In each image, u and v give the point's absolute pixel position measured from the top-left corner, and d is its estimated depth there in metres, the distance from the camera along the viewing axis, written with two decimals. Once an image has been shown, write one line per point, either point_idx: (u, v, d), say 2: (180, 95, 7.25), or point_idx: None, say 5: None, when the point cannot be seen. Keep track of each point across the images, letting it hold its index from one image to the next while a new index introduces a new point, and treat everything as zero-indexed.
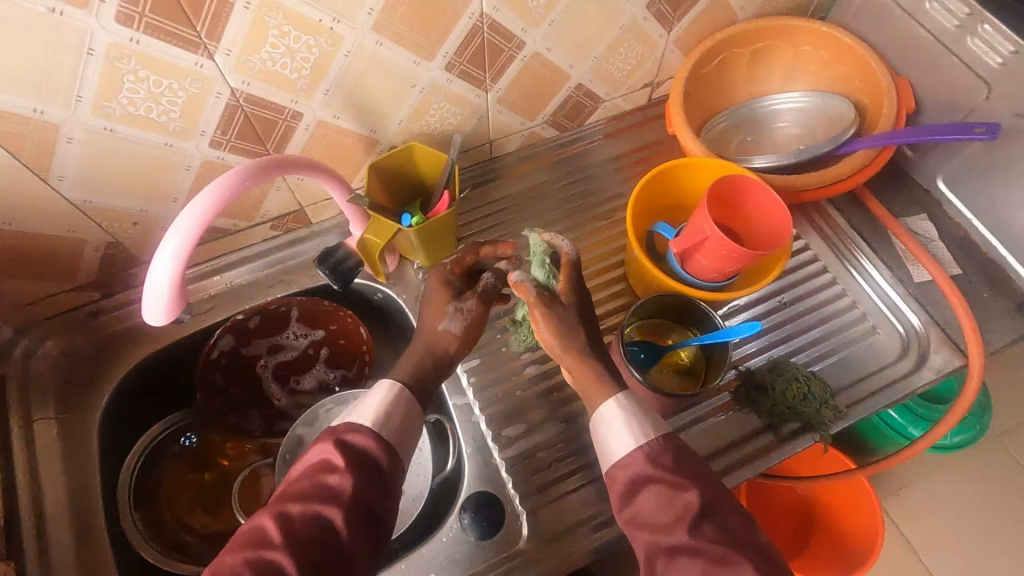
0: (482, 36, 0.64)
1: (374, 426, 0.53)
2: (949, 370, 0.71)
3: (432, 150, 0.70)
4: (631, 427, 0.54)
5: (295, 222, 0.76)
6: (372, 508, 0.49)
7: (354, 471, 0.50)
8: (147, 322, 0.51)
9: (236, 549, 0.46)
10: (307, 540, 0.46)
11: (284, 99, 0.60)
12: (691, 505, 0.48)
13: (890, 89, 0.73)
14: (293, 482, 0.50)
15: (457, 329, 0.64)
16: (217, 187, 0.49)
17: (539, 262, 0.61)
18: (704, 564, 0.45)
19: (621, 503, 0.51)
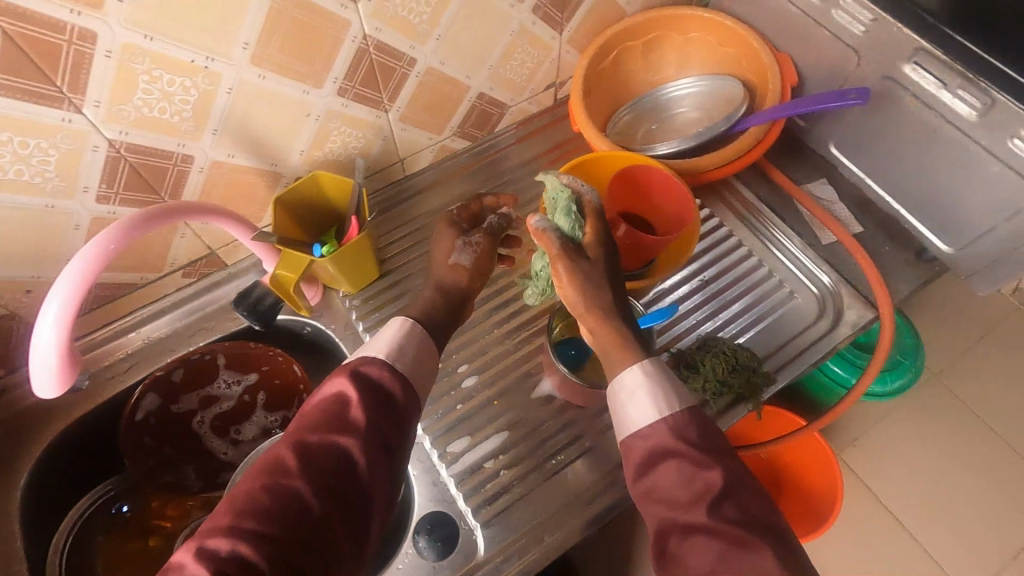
0: (370, 58, 0.64)
1: (387, 358, 0.56)
2: (863, 323, 0.75)
3: (337, 177, 0.69)
4: (652, 395, 0.54)
5: (209, 266, 0.74)
6: (387, 437, 0.51)
7: (369, 401, 0.52)
8: (40, 393, 0.49)
9: (257, 471, 0.48)
10: (324, 465, 0.48)
11: (169, 144, 0.58)
12: (712, 485, 0.48)
13: (773, 65, 0.77)
14: (310, 410, 0.52)
15: (467, 261, 0.67)
16: (98, 242, 0.47)
17: (564, 211, 0.60)
18: (720, 544, 0.45)
19: (637, 475, 0.52)
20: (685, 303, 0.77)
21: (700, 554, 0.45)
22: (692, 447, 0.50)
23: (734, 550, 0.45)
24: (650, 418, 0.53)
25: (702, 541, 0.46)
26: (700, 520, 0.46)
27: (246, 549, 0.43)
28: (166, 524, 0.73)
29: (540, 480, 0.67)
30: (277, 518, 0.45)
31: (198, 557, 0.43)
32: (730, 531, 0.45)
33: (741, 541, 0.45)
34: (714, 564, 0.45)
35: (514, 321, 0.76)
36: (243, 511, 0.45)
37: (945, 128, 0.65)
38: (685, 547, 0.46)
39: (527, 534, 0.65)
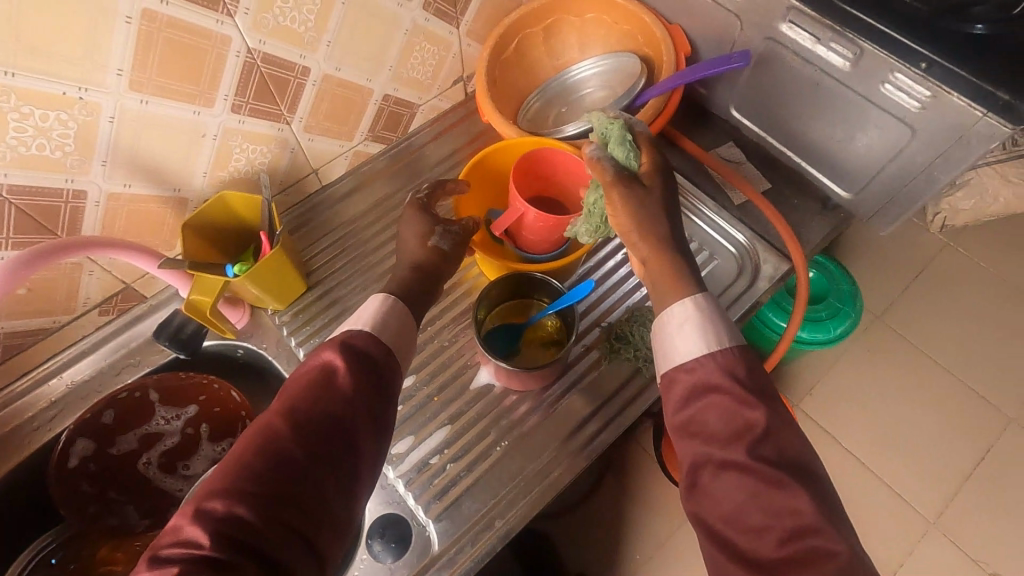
0: (260, 71, 0.63)
1: (370, 329, 0.55)
2: (779, 275, 0.79)
3: (245, 194, 0.68)
4: (700, 329, 0.55)
5: (127, 301, 0.72)
6: (375, 402, 0.50)
7: (356, 368, 0.51)
8: None
9: (245, 437, 0.46)
10: (314, 428, 0.47)
11: (57, 181, 0.56)
12: (754, 424, 0.48)
13: (665, 38, 0.79)
14: (295, 379, 0.50)
15: (446, 246, 0.68)
16: None
17: (621, 142, 0.64)
18: (754, 483, 0.45)
19: (679, 406, 0.52)
20: (612, 277, 0.79)
21: (731, 490, 0.46)
22: (737, 384, 0.51)
23: (769, 489, 0.45)
24: (697, 350, 0.54)
25: (737, 477, 0.46)
26: (735, 456, 0.47)
27: (243, 510, 0.42)
28: (117, 568, 0.68)
29: (488, 467, 0.68)
30: (269, 478, 0.44)
31: (195, 520, 0.41)
32: (766, 471, 0.46)
33: (779, 481, 0.45)
34: (744, 502, 0.45)
35: (447, 316, 0.77)
36: (234, 476, 0.43)
37: (825, 81, 0.69)
38: (718, 482, 0.47)
39: (479, 522, 0.66)
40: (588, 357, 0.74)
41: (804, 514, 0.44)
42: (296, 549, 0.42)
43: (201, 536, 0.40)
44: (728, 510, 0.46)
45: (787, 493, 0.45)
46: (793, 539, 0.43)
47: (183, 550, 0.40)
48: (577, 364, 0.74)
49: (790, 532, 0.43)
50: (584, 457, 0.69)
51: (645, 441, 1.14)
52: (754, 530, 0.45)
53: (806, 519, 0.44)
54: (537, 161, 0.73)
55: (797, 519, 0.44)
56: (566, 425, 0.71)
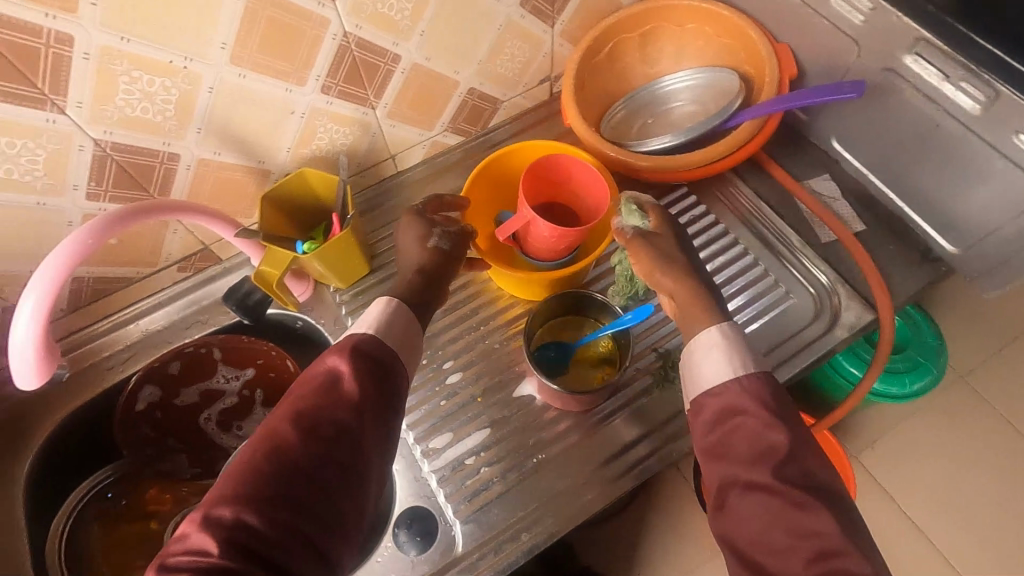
0: (353, 55, 0.64)
1: (374, 333, 0.54)
2: (861, 326, 0.73)
3: (324, 173, 0.70)
4: (727, 355, 0.55)
5: (203, 261, 0.75)
6: (380, 407, 0.51)
7: (361, 372, 0.51)
8: (20, 386, 0.52)
9: (252, 443, 0.47)
10: (320, 433, 0.47)
11: (155, 143, 0.59)
12: (777, 447, 0.49)
13: (770, 57, 0.74)
14: (300, 385, 0.51)
15: (446, 245, 0.65)
16: (64, 249, 0.49)
17: (630, 211, 0.65)
18: (780, 503, 0.46)
19: (708, 430, 0.53)
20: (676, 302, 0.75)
21: (756, 510, 0.47)
22: (762, 408, 0.51)
23: (792, 509, 0.46)
24: (723, 376, 0.54)
25: (760, 498, 0.47)
26: (760, 478, 0.48)
27: (251, 517, 0.43)
28: (163, 508, 0.75)
29: (521, 477, 0.67)
30: (276, 486, 0.44)
31: (203, 527, 0.43)
32: (789, 492, 0.46)
33: (800, 503, 0.46)
34: (769, 522, 0.46)
35: (500, 318, 0.76)
36: (242, 484, 0.44)
37: (946, 122, 0.63)
38: (742, 502, 0.48)
39: (505, 532, 0.65)
40: (639, 382, 0.72)
41: (826, 536, 0.44)
42: (303, 554, 0.43)
43: (210, 544, 0.42)
44: (753, 532, 0.47)
45: (810, 514, 0.45)
46: (819, 560, 0.44)
47: (193, 558, 0.41)
48: (627, 387, 0.72)
49: (816, 553, 0.44)
50: (621, 484, 0.67)
51: (686, 470, 1.09)
52: (780, 551, 0.45)
53: (831, 541, 0.44)
54: (550, 168, 0.71)
55: (819, 542, 0.44)
56: (606, 449, 0.69)
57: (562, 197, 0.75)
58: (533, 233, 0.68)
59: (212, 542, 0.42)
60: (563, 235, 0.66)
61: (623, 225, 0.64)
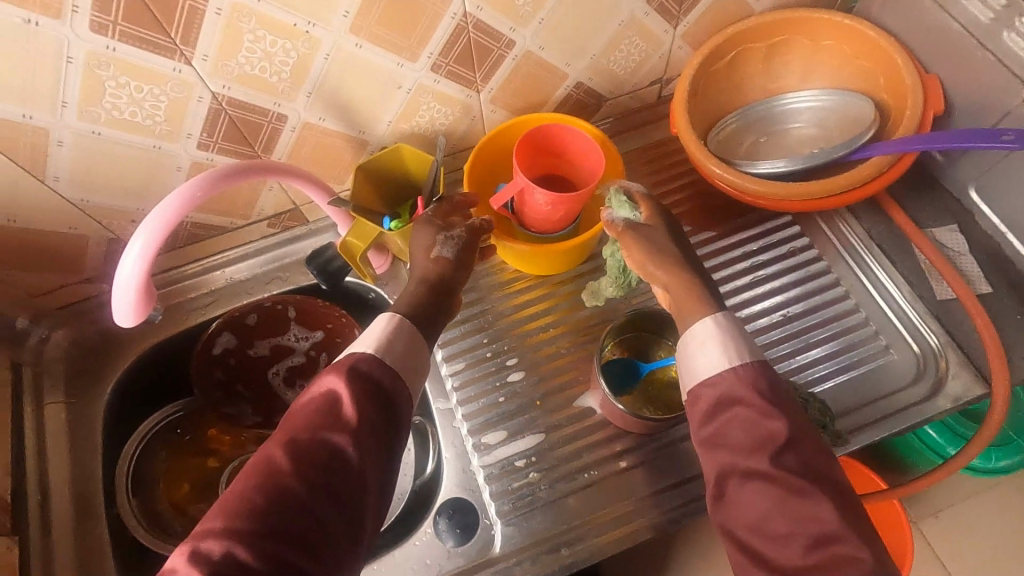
0: (468, 37, 0.62)
1: (374, 353, 0.53)
2: (967, 399, 0.66)
3: (419, 151, 0.69)
4: (722, 346, 0.51)
5: (291, 220, 0.77)
6: (380, 432, 0.49)
7: (361, 398, 0.50)
8: (119, 319, 0.55)
9: (246, 472, 0.46)
10: (315, 462, 0.46)
11: (267, 102, 0.60)
12: (776, 434, 0.46)
13: (916, 88, 0.67)
14: (298, 410, 0.50)
15: (450, 254, 0.64)
16: (174, 200, 0.51)
17: (619, 203, 0.61)
18: (779, 491, 0.44)
19: (702, 421, 0.49)
20: (761, 337, 0.70)
21: (758, 498, 0.44)
22: (760, 396, 0.48)
23: (792, 497, 0.43)
24: (718, 367, 0.51)
25: (759, 485, 0.44)
26: (759, 466, 0.45)
27: (241, 551, 0.42)
28: (222, 448, 0.80)
29: (569, 490, 0.66)
30: (269, 518, 0.44)
31: (191, 561, 0.42)
32: (789, 479, 0.44)
33: (800, 489, 0.43)
34: (769, 509, 0.44)
35: (571, 324, 0.74)
36: (234, 514, 0.44)
37: None
38: (741, 491, 0.45)
39: (548, 542, 0.64)
40: None
41: (826, 523, 0.42)
42: None
43: None
44: (753, 519, 0.44)
45: (809, 500, 0.43)
46: (818, 547, 0.42)
47: None
48: None
49: (815, 539, 0.42)
50: (672, 516, 0.65)
51: None
52: (778, 537, 0.43)
53: (829, 526, 0.42)
54: (541, 137, 0.68)
55: (819, 526, 0.42)
56: (659, 477, 0.66)
57: (563, 169, 0.72)
58: (528, 202, 0.66)
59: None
60: (558, 202, 0.64)
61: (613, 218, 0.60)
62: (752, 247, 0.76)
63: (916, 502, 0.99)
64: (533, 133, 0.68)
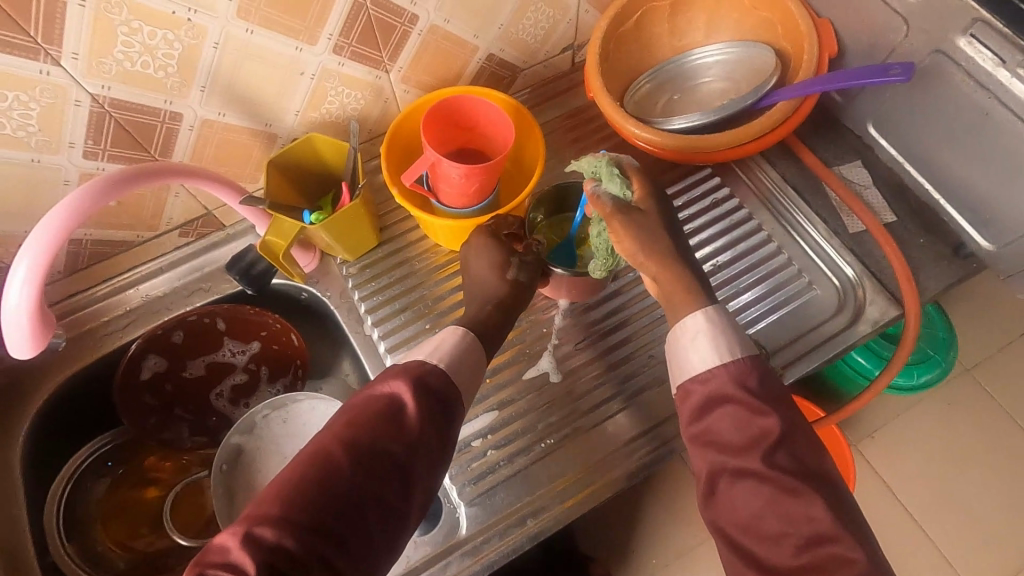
0: (367, 14, 0.60)
1: (442, 366, 0.53)
2: (885, 321, 0.71)
3: (333, 139, 0.67)
4: (713, 341, 0.53)
5: (206, 226, 0.72)
6: (436, 445, 0.50)
7: (426, 409, 0.50)
8: (12, 353, 0.50)
9: (303, 459, 0.46)
10: (373, 463, 0.46)
11: (156, 101, 0.56)
12: (769, 431, 0.48)
13: (810, 32, 0.70)
14: (362, 406, 0.49)
15: (524, 279, 0.63)
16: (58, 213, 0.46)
17: (609, 176, 0.59)
18: (770, 491, 0.46)
19: (692, 418, 0.52)
20: None
21: (751, 498, 0.46)
22: (751, 393, 0.50)
23: (785, 497, 0.45)
24: (710, 362, 0.52)
25: (753, 485, 0.46)
26: (751, 465, 0.47)
27: (290, 542, 0.42)
28: (163, 476, 0.75)
29: (530, 461, 0.66)
30: (322, 511, 0.44)
31: (242, 545, 0.41)
32: (781, 479, 0.46)
33: (795, 490, 0.45)
34: (761, 510, 0.46)
35: None
36: (288, 503, 0.43)
37: (999, 112, 0.61)
38: (733, 490, 0.47)
39: (515, 514, 0.64)
40: (653, 369, 0.70)
41: (819, 522, 0.44)
42: None
43: (245, 565, 0.40)
44: (743, 519, 0.46)
45: (804, 502, 0.45)
46: (811, 547, 0.44)
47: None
48: (640, 375, 0.70)
49: (806, 540, 0.44)
50: (631, 473, 0.66)
51: None
52: (769, 539, 0.45)
53: (823, 527, 0.44)
54: (448, 109, 0.67)
55: (813, 527, 0.44)
56: (615, 437, 0.68)
57: (477, 143, 0.71)
58: (443, 178, 0.65)
59: (249, 561, 0.40)
60: (475, 173, 0.63)
61: (600, 192, 0.58)
62: (677, 203, 0.78)
63: (853, 426, 1.06)
64: (439, 106, 0.66)
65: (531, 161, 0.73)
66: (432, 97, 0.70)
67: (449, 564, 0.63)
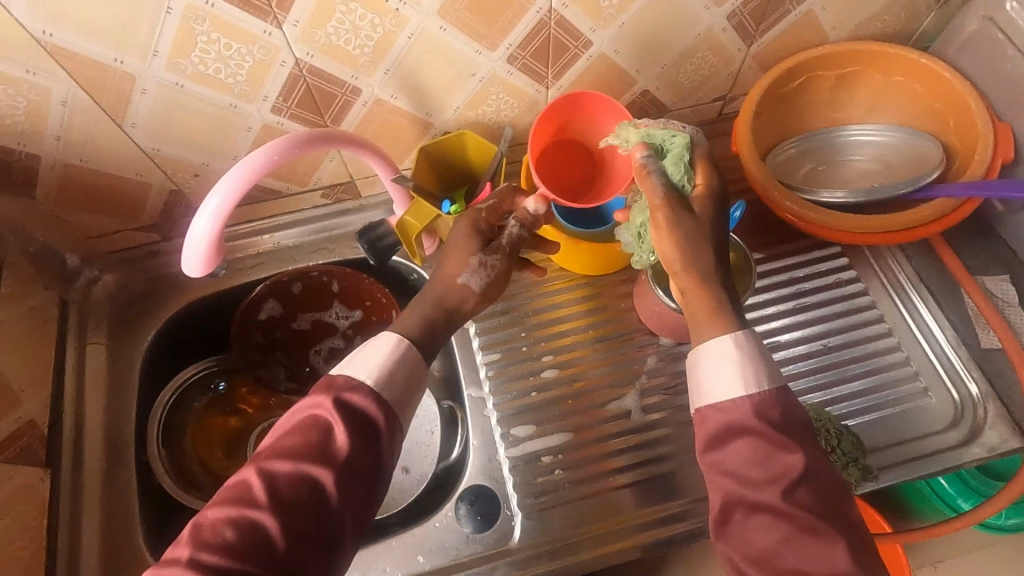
0: (548, 32, 0.63)
1: (373, 383, 0.51)
2: (1002, 451, 0.66)
3: (484, 141, 0.70)
4: (739, 368, 0.49)
5: (345, 193, 0.78)
6: (364, 471, 0.49)
7: (352, 433, 0.49)
8: (186, 272, 0.55)
9: (224, 497, 0.47)
10: (290, 498, 0.46)
11: (345, 74, 0.61)
12: (790, 469, 0.45)
13: (988, 134, 0.68)
14: (286, 435, 0.49)
15: (478, 285, 0.59)
16: (243, 169, 0.51)
17: (676, 158, 0.57)
18: (787, 527, 0.43)
19: (708, 446, 0.48)
20: (799, 364, 0.71)
21: (767, 531, 0.44)
22: (771, 428, 0.47)
23: (804, 536, 0.43)
24: (732, 393, 0.49)
25: (768, 520, 0.44)
26: (770, 501, 0.45)
27: None
28: (249, 410, 0.82)
29: (592, 491, 0.67)
30: (238, 552, 0.44)
31: None
32: (802, 517, 0.44)
33: (812, 528, 0.44)
34: (777, 545, 0.44)
35: (611, 329, 0.75)
36: (203, 543, 0.44)
37: None
38: (747, 524, 0.45)
39: (567, 539, 0.65)
40: None
41: (837, 567, 0.42)
42: None
43: None
44: (758, 552, 0.44)
45: (822, 543, 0.43)
46: None
47: None
48: None
49: None
50: (687, 530, 0.65)
51: None
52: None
53: (839, 569, 0.42)
54: (590, 146, 0.72)
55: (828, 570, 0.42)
56: (682, 490, 0.67)
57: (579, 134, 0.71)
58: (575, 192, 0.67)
59: None
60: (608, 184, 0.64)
61: (653, 169, 0.56)
62: (798, 273, 0.76)
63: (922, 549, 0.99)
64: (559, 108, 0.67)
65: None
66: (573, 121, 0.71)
67: (497, 569, 0.64)
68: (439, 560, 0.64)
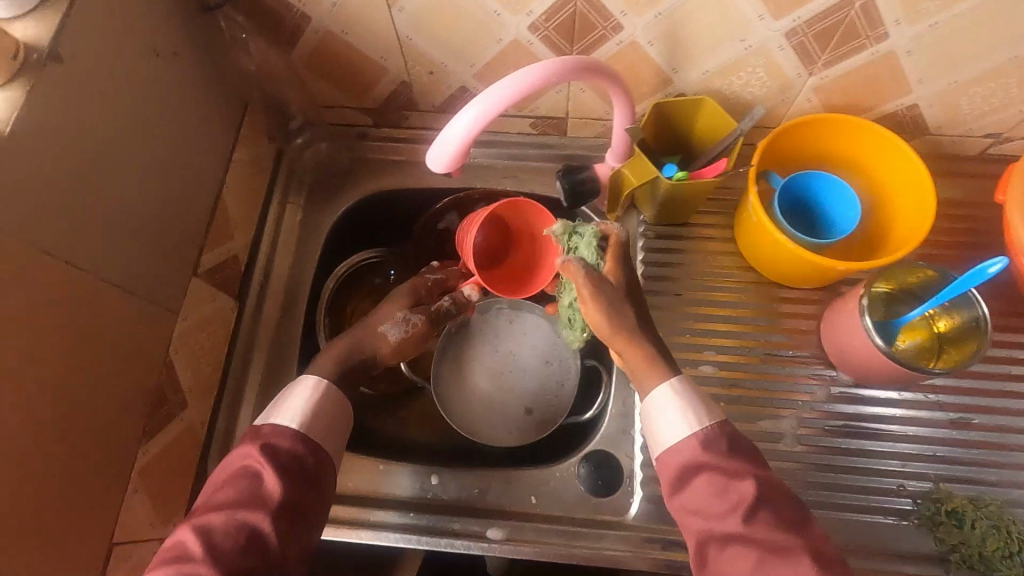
0: (847, 13, 0.56)
1: (299, 426, 0.55)
2: None
3: (723, 112, 0.66)
4: (683, 410, 0.53)
5: (553, 129, 0.76)
6: (300, 507, 0.51)
7: (283, 472, 0.51)
8: (428, 167, 0.55)
9: (159, 562, 0.47)
10: (229, 548, 0.47)
11: (616, 8, 0.58)
12: (746, 495, 0.47)
13: None
14: (219, 491, 0.50)
15: (398, 338, 0.66)
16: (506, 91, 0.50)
17: (586, 244, 0.59)
18: (758, 553, 0.45)
19: (673, 491, 0.51)
20: (990, 452, 0.65)
21: (741, 562, 0.45)
22: (721, 459, 0.50)
23: (772, 556, 0.45)
24: (681, 433, 0.52)
25: (740, 550, 0.46)
26: (736, 530, 0.46)
27: None
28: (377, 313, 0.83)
29: None
30: None
31: None
32: (766, 539, 0.46)
33: (779, 548, 0.45)
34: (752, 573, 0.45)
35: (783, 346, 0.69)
36: None
37: None
38: (725, 556, 0.46)
39: (680, 537, 0.63)
40: (891, 498, 0.64)
41: None
42: None
43: None
44: None
45: (789, 559, 0.44)
46: None
47: None
48: (870, 490, 0.64)
49: None
50: None
51: None
52: None
53: None
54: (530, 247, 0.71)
55: None
56: None
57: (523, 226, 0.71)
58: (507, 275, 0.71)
59: None
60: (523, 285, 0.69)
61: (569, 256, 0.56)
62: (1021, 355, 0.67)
63: None
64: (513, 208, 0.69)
65: (894, 245, 0.67)
66: (828, 116, 0.64)
67: (607, 536, 0.64)
68: (550, 507, 0.66)
